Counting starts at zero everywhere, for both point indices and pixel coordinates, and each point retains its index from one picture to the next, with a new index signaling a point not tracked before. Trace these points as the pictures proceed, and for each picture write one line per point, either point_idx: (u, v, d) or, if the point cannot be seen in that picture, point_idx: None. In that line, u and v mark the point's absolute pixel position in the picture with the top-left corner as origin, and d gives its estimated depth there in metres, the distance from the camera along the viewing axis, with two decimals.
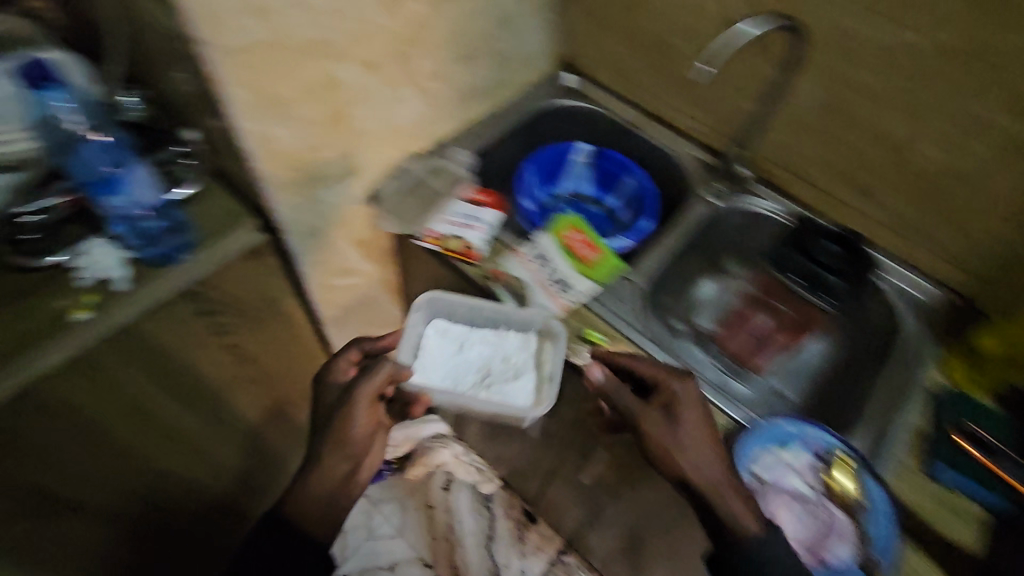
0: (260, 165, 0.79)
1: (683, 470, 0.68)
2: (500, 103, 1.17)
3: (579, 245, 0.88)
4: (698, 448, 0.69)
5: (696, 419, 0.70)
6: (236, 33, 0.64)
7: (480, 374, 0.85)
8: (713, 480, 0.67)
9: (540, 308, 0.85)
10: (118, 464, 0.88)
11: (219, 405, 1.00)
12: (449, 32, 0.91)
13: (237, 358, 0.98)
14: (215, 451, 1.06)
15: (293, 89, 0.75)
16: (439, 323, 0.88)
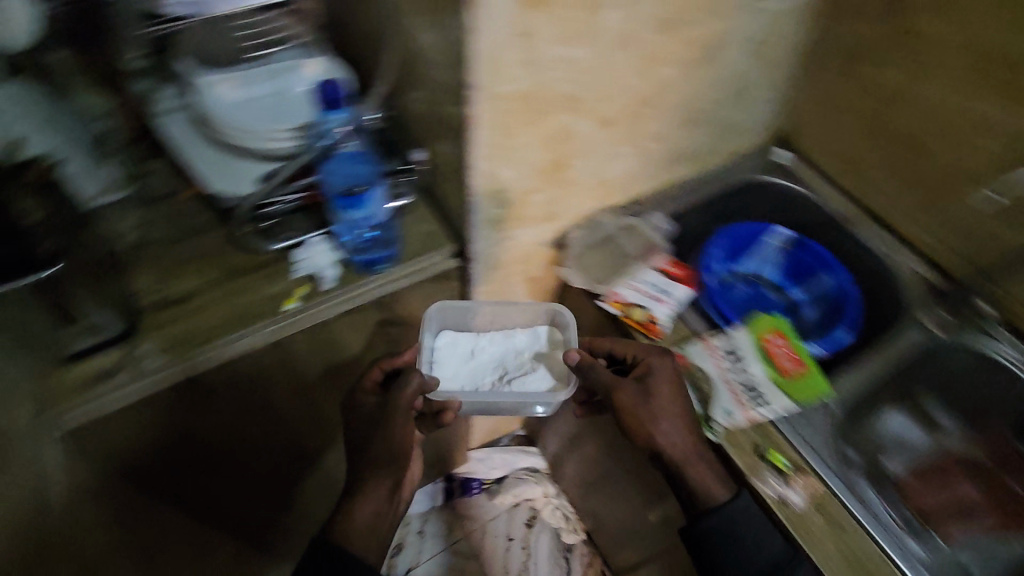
0: (476, 201, 0.79)
1: (653, 436, 0.72)
2: (704, 170, 1.10)
3: (782, 354, 0.82)
4: (670, 417, 0.73)
5: (659, 382, 0.75)
6: (509, 82, 0.64)
7: (497, 374, 0.90)
8: (679, 450, 0.71)
9: (726, 408, 0.78)
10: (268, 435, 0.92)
11: None
12: (687, 98, 0.87)
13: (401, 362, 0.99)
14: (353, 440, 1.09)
15: (534, 136, 0.74)
16: (451, 333, 0.93)
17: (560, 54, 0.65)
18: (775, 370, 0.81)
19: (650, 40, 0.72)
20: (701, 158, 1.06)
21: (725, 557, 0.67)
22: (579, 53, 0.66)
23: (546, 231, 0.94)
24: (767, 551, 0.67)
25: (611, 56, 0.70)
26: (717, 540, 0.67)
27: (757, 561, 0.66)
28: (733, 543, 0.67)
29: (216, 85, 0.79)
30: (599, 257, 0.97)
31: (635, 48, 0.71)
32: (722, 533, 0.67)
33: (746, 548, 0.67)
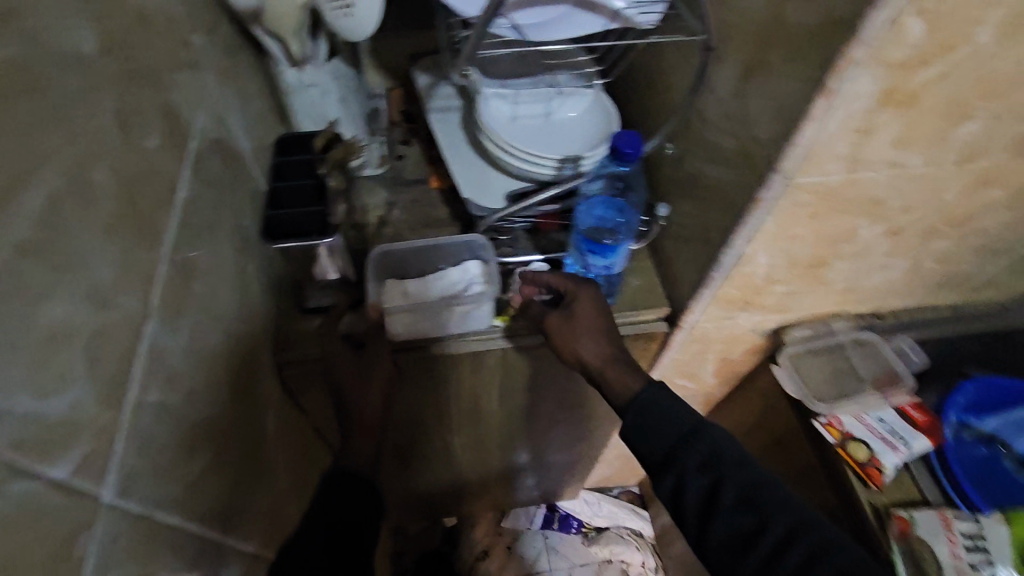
0: (720, 278, 0.73)
1: (578, 353, 0.72)
2: (971, 303, 0.92)
3: None
4: (588, 331, 0.72)
5: (587, 307, 0.72)
6: (819, 175, 0.57)
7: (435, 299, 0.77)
8: (596, 359, 0.71)
9: None
10: (426, 415, 0.98)
11: (519, 410, 1.03)
12: (1003, 226, 0.73)
13: (558, 391, 0.99)
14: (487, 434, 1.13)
15: (810, 232, 0.66)
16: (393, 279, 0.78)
17: (889, 157, 0.56)
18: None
19: (997, 160, 0.60)
20: (979, 289, 0.88)
21: (653, 433, 0.65)
22: (910, 159, 0.57)
23: (772, 322, 0.85)
24: (682, 426, 0.64)
25: (944, 169, 0.59)
26: (638, 421, 0.66)
27: (677, 431, 0.64)
28: (656, 419, 0.65)
29: (492, 100, 0.83)
30: (825, 367, 0.84)
31: (977, 166, 0.60)
32: (649, 413, 0.65)
33: (667, 422, 0.65)
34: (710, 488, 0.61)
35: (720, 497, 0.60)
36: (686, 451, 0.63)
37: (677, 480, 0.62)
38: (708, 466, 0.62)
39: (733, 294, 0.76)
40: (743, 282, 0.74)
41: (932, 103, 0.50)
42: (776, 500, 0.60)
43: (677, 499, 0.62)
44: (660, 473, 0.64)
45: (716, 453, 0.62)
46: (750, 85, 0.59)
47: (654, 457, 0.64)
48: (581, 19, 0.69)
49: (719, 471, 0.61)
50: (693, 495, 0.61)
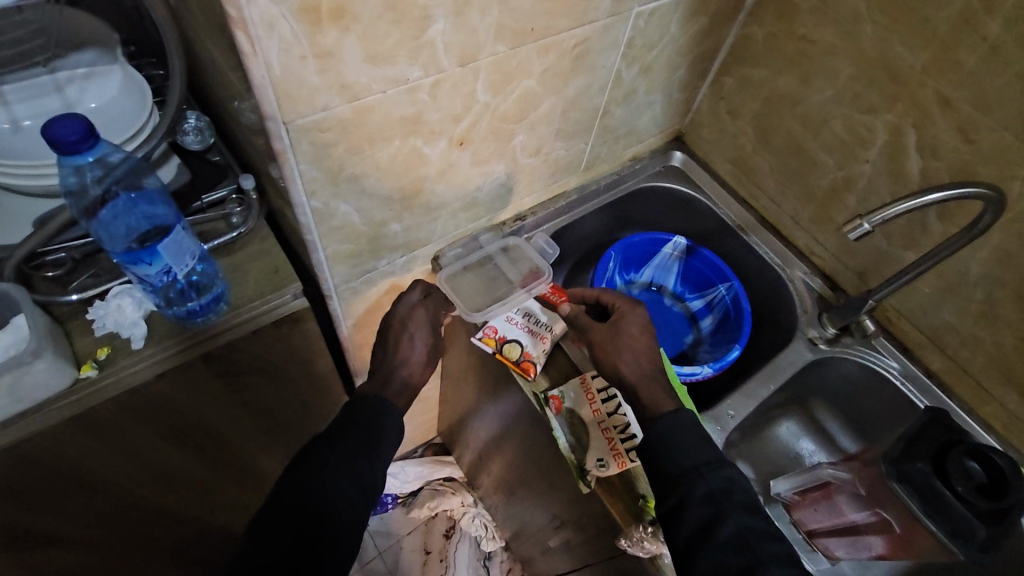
0: (316, 239, 0.68)
1: (618, 365, 0.73)
2: (594, 179, 1.03)
3: None
4: (632, 342, 0.74)
5: (636, 332, 0.75)
6: (316, 110, 0.52)
7: None
8: (636, 373, 0.72)
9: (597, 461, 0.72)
10: (102, 504, 0.81)
11: (229, 451, 0.91)
12: (562, 108, 0.79)
13: (259, 419, 0.89)
14: (221, 492, 0.97)
15: (372, 166, 0.63)
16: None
17: (380, 74, 0.54)
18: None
19: (500, 51, 0.62)
20: (591, 165, 0.98)
21: (667, 452, 0.65)
22: (408, 72, 0.55)
23: (419, 258, 0.85)
24: (699, 456, 0.64)
25: (452, 73, 0.59)
26: (653, 445, 0.66)
27: (691, 459, 0.64)
28: (676, 445, 0.65)
29: None
30: (477, 279, 0.86)
31: (483, 63, 0.61)
32: (664, 439, 0.66)
33: (681, 451, 0.64)
34: (710, 517, 0.60)
35: (715, 529, 0.59)
36: (689, 485, 0.62)
37: (679, 502, 0.61)
38: (711, 497, 0.61)
39: (349, 247, 0.72)
40: (350, 233, 0.70)
41: (370, 12, 0.48)
42: (778, 554, 0.58)
43: (675, 517, 0.61)
44: (660, 492, 0.63)
45: (721, 491, 0.62)
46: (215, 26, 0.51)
47: (665, 474, 0.63)
48: None
49: (722, 506, 0.60)
50: (692, 521, 0.60)
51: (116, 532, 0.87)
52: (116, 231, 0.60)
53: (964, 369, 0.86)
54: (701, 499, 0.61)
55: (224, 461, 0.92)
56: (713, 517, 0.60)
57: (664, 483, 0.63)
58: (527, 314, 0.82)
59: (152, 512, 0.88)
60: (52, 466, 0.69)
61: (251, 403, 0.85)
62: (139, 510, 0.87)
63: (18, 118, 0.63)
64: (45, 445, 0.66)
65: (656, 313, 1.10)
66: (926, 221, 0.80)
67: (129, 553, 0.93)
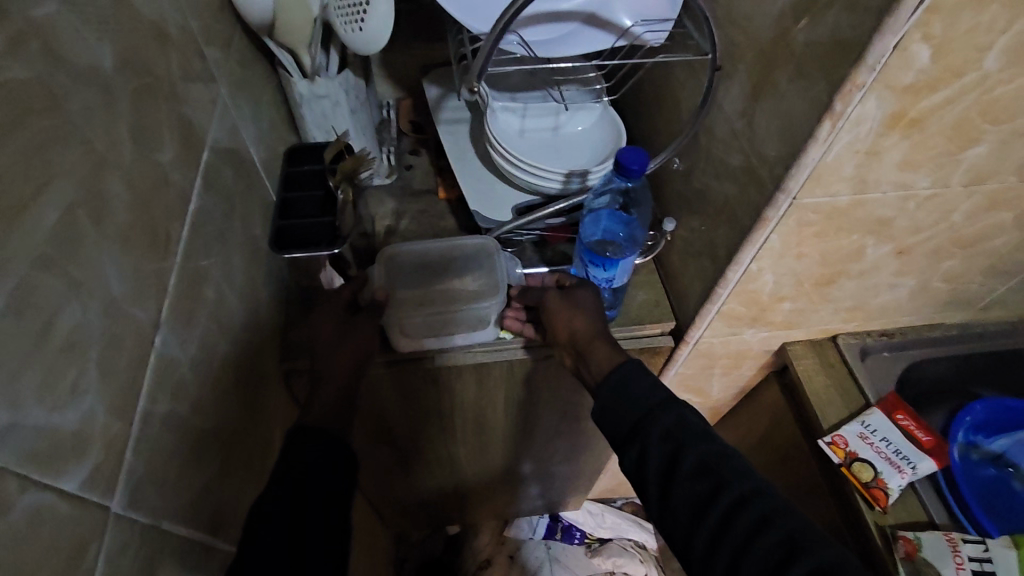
0: (723, 295, 0.73)
1: (571, 326, 0.71)
2: (981, 321, 0.92)
3: None
4: (586, 311, 0.72)
5: (589, 303, 0.73)
6: (825, 195, 0.57)
7: (439, 286, 0.78)
8: (585, 331, 0.70)
9: None
10: (430, 415, 0.99)
11: (524, 422, 1.07)
12: (1013, 246, 0.72)
13: (561, 409, 1.04)
14: (486, 441, 1.15)
15: (817, 251, 0.66)
16: (396, 276, 0.78)
17: (896, 178, 0.56)
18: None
19: (1009, 180, 0.59)
20: (987, 307, 0.88)
21: (621, 402, 0.64)
22: (918, 180, 0.57)
23: (776, 337, 0.85)
24: (657, 395, 0.63)
25: (952, 191, 0.59)
26: (611, 393, 0.64)
27: (651, 398, 0.62)
28: (623, 394, 0.63)
29: (499, 113, 0.83)
30: (443, 317, 0.77)
31: (984, 187, 0.59)
32: (611, 388, 0.64)
33: (639, 392, 0.63)
34: (671, 456, 0.59)
35: (678, 462, 0.58)
36: (654, 420, 0.61)
37: (640, 449, 0.60)
38: (673, 433, 0.60)
39: (739, 310, 0.76)
40: (750, 299, 0.74)
41: (940, 126, 0.50)
42: (737, 468, 0.57)
43: (641, 469, 0.60)
44: (625, 444, 0.62)
45: (675, 423, 0.60)
46: (756, 105, 0.59)
47: (626, 424, 0.62)
48: (592, 35, 0.69)
49: (680, 441, 0.59)
50: (653, 465, 0.59)
51: (409, 430, 1.05)
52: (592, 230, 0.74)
53: None
54: (667, 434, 0.60)
55: (513, 426, 1.09)
56: (669, 453, 0.59)
57: (634, 431, 0.61)
58: (886, 442, 0.76)
59: (444, 431, 1.06)
60: (392, 396, 0.90)
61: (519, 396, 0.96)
62: (439, 427, 1.05)
63: (559, 126, 0.84)
64: (425, 379, 0.85)
65: (1004, 495, 0.92)
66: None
67: (395, 445, 1.11)
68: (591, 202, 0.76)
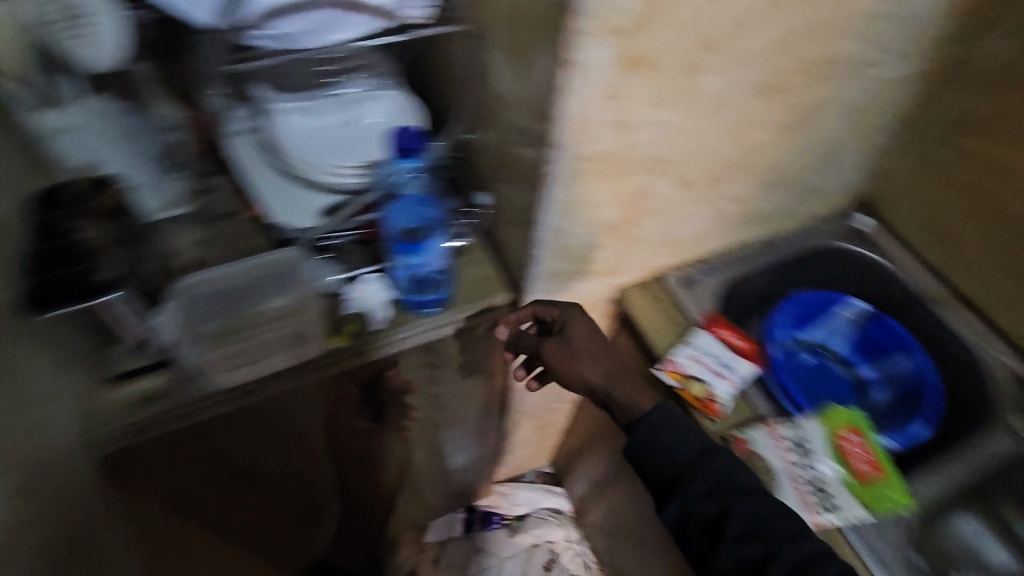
0: (542, 255, 0.76)
1: (582, 372, 0.80)
2: (776, 232, 1.04)
3: (856, 456, 0.73)
4: (596, 356, 0.80)
5: (589, 342, 0.80)
6: (596, 143, 0.60)
7: (239, 313, 0.72)
8: (600, 374, 0.78)
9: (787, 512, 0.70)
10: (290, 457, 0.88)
11: (399, 429, 0.98)
12: (776, 161, 0.82)
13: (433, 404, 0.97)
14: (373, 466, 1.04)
15: (611, 197, 0.70)
16: (188, 308, 0.71)
17: (653, 117, 0.60)
18: (850, 469, 0.72)
19: (748, 104, 0.67)
20: (777, 219, 1.00)
21: (656, 457, 0.70)
22: (672, 117, 0.62)
23: (607, 284, 0.91)
24: (695, 446, 0.70)
25: (705, 121, 0.66)
26: (645, 437, 0.71)
27: (690, 450, 0.69)
28: (658, 449, 0.70)
29: (289, 115, 0.78)
30: (251, 344, 0.73)
31: (731, 114, 0.66)
32: (648, 440, 0.71)
33: (678, 448, 0.70)
34: (717, 515, 0.66)
35: (724, 524, 0.65)
36: (694, 475, 0.68)
37: (681, 507, 0.68)
38: (712, 493, 0.67)
39: (565, 267, 0.80)
40: (570, 254, 0.78)
41: (670, 64, 0.55)
42: (784, 530, 0.64)
43: (682, 520, 0.68)
44: (665, 500, 0.69)
45: (716, 485, 0.67)
46: (517, 69, 0.61)
47: (663, 478, 0.70)
48: (352, 20, 0.68)
49: (724, 500, 0.66)
50: (698, 521, 0.66)
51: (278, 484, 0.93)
52: (400, 217, 0.73)
53: None
54: (709, 495, 0.67)
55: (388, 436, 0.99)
56: (717, 514, 0.66)
57: (670, 484, 0.69)
58: (711, 356, 0.83)
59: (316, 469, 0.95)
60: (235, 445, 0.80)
61: (387, 454, 1.01)
62: (310, 466, 0.93)
63: (355, 118, 0.81)
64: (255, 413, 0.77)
65: (823, 377, 1.04)
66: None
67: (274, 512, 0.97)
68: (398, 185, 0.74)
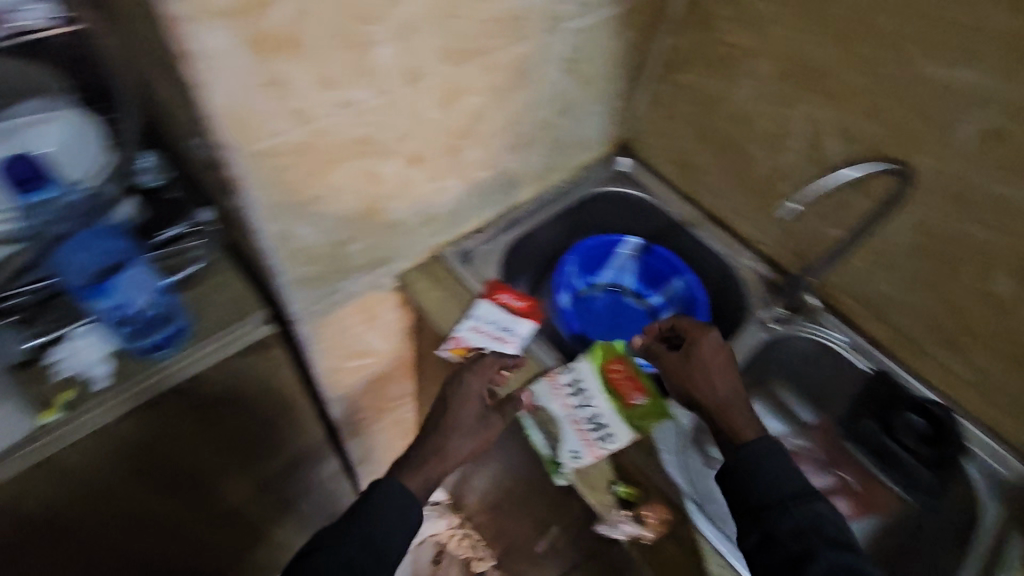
0: (278, 262, 0.70)
1: (713, 389, 0.73)
2: (548, 188, 1.07)
3: (623, 384, 0.78)
4: (722, 371, 0.74)
5: (717, 357, 0.75)
6: (272, 135, 0.56)
7: None
8: (724, 392, 0.72)
9: (571, 454, 0.74)
10: (53, 543, 0.78)
11: (199, 481, 0.90)
12: (509, 121, 0.82)
13: (229, 445, 0.90)
14: (185, 523, 0.96)
15: (330, 188, 0.66)
16: None
17: (331, 100, 0.57)
18: (620, 397, 0.77)
19: (442, 71, 0.65)
20: (544, 176, 1.03)
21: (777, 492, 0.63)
22: (354, 94, 0.59)
23: (380, 275, 0.87)
24: (801, 489, 0.63)
25: (400, 94, 0.63)
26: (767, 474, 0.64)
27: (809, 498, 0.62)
28: (775, 474, 0.64)
29: None
30: None
31: (427, 83, 0.65)
32: (769, 473, 0.64)
33: (790, 487, 0.63)
34: (801, 553, 0.59)
35: (808, 567, 0.58)
36: (780, 516, 0.62)
37: (766, 533, 0.61)
38: (802, 533, 0.60)
39: (315, 269, 0.76)
40: (313, 255, 0.73)
41: (318, 41, 0.52)
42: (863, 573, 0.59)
43: (766, 550, 0.61)
44: (744, 526, 0.64)
45: (807, 526, 0.61)
46: (160, 69, 0.54)
47: (749, 505, 0.63)
48: None
49: (813, 541, 0.59)
50: (780, 554, 0.60)
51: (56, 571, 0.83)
52: (82, 258, 0.65)
53: (902, 335, 0.89)
54: (796, 533, 0.60)
55: (190, 491, 0.91)
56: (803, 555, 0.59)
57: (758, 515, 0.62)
58: (491, 322, 0.85)
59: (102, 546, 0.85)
60: None
61: (212, 495, 0.96)
62: (92, 544, 0.84)
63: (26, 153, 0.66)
64: None
65: (618, 314, 1.12)
66: (841, 174, 0.77)
67: None
68: (64, 227, 0.65)
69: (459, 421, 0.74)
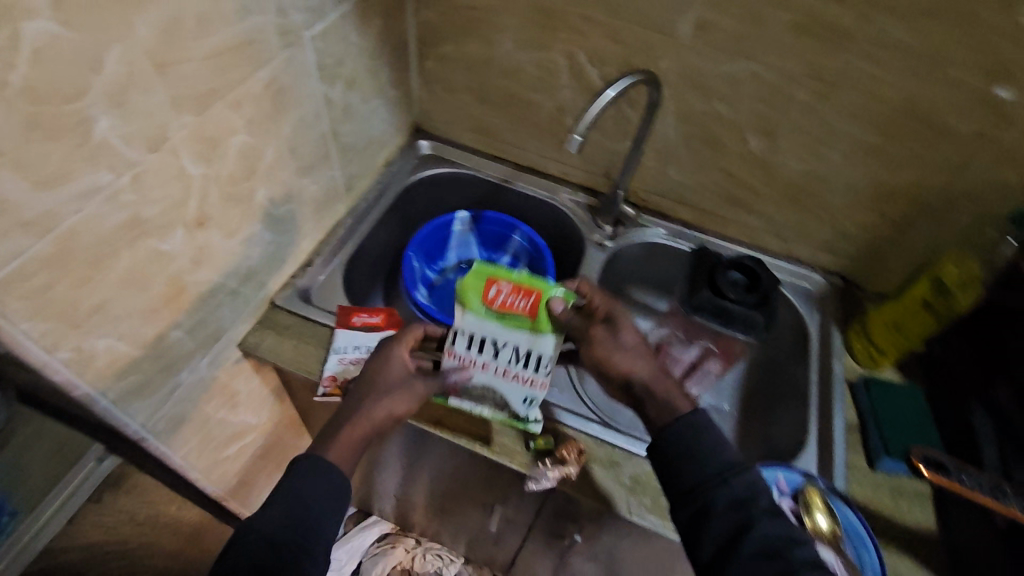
0: (87, 390, 0.61)
1: (628, 369, 0.70)
2: (361, 196, 1.04)
3: (510, 302, 0.69)
4: (641, 351, 0.72)
5: (635, 342, 0.73)
6: (7, 260, 0.47)
7: None
8: (646, 371, 0.70)
9: (529, 401, 0.74)
10: None
11: None
12: (287, 147, 0.78)
13: None
14: None
15: (111, 288, 0.58)
16: None
17: (64, 197, 0.50)
18: (520, 319, 0.69)
19: (186, 122, 0.59)
20: (350, 187, 1.00)
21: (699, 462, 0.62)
22: (90, 180, 0.51)
23: (218, 349, 0.80)
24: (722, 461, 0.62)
25: (149, 161, 0.57)
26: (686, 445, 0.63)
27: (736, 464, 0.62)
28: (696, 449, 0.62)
29: None
30: None
31: (174, 140, 0.59)
32: (686, 448, 0.63)
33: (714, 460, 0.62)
34: (739, 528, 0.57)
35: (742, 540, 0.57)
36: (710, 495, 0.60)
37: (698, 509, 0.60)
38: (739, 503, 0.59)
39: (136, 379, 0.67)
40: (127, 365, 0.65)
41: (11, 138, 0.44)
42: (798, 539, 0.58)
43: (699, 525, 0.60)
44: (678, 502, 0.62)
45: (745, 498, 0.59)
46: None
47: (683, 482, 0.62)
48: None
49: (750, 512, 0.58)
50: (719, 532, 0.58)
51: None
52: None
53: (704, 211, 1.02)
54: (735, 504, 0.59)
55: None
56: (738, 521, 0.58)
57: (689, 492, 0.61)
58: (357, 347, 0.82)
59: None
60: None
61: None
62: None
63: None
64: None
65: None
66: (605, 95, 0.78)
67: None
68: None
69: (383, 382, 0.70)
